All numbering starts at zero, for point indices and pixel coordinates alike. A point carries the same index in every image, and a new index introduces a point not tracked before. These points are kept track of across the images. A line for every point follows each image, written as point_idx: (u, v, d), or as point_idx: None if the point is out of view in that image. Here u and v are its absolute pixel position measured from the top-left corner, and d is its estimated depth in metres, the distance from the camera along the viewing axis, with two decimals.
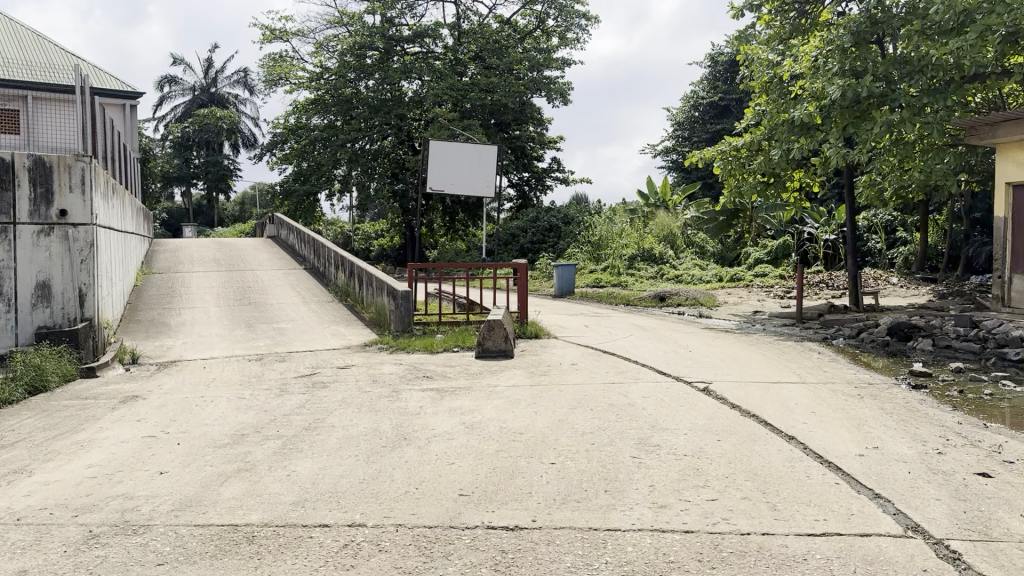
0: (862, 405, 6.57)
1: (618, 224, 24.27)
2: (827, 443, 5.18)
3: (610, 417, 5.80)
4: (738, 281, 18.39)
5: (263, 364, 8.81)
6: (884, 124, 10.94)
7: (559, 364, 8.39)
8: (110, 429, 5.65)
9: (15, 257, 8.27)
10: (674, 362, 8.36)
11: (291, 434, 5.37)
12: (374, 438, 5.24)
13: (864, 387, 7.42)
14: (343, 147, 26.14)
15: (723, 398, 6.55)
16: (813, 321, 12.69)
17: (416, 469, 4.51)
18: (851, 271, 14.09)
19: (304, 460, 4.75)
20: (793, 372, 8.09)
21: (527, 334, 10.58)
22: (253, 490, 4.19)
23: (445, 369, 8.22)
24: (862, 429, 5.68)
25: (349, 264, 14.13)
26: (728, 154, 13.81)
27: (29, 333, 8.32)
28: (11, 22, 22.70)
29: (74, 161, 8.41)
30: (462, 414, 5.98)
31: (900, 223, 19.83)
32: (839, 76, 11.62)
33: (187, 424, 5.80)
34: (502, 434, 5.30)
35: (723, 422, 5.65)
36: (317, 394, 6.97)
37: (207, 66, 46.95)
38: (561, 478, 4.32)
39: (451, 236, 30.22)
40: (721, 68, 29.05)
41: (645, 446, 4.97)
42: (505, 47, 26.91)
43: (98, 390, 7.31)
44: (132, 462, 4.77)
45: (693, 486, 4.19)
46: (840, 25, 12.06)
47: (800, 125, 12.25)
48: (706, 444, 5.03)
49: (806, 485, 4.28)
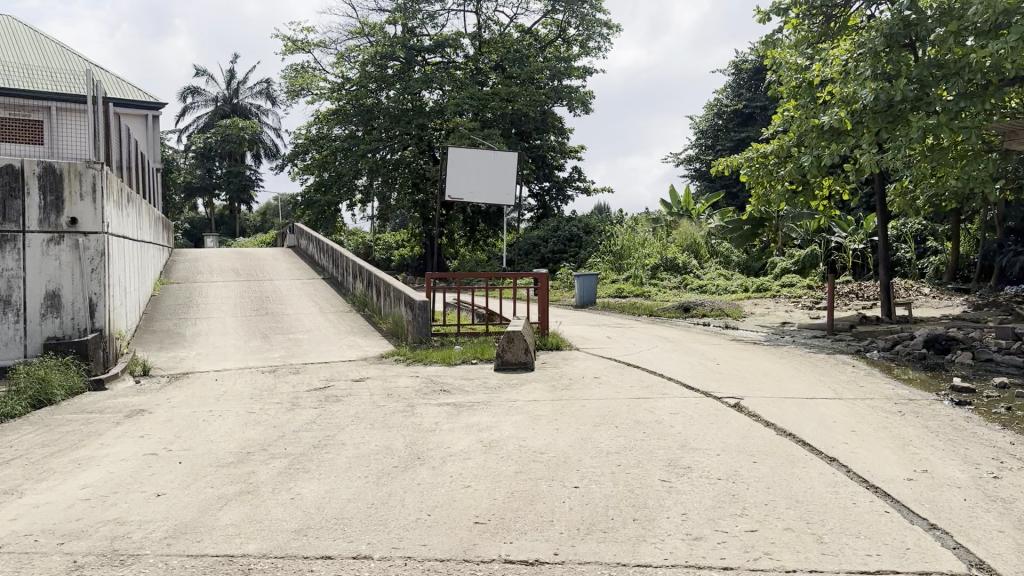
0: (905, 423, 6.18)
1: (641, 233, 23.90)
2: (872, 466, 4.80)
3: (636, 435, 5.46)
4: (765, 291, 17.94)
5: (276, 376, 8.55)
6: (919, 130, 10.52)
7: (582, 377, 8.06)
8: (111, 446, 5.40)
9: (24, 266, 8.09)
10: (701, 376, 7.98)
11: (299, 453, 5.07)
12: (386, 457, 4.95)
13: (904, 403, 7.01)
14: (364, 157, 25.99)
15: (756, 416, 6.18)
16: (845, 333, 12.23)
17: (430, 492, 4.20)
18: (882, 282, 13.63)
19: (311, 481, 4.45)
20: (828, 388, 7.70)
21: (547, 346, 10.25)
22: (255, 514, 3.90)
23: (463, 382, 7.92)
24: (907, 449, 5.30)
25: (368, 273, 13.87)
26: (754, 161, 13.42)
27: (38, 343, 8.13)
28: (37, 35, 22.96)
29: (84, 168, 8.19)
30: (480, 431, 5.67)
31: (931, 232, 19.27)
32: (871, 80, 11.22)
33: (192, 440, 5.54)
34: (521, 454, 4.98)
35: (758, 442, 5.30)
36: (329, 408, 6.68)
37: (230, 77, 47.14)
38: (585, 504, 3.99)
39: (471, 246, 29.98)
40: (746, 76, 28.74)
41: (676, 468, 4.63)
42: (526, 56, 26.81)
43: (105, 404, 7.06)
44: (128, 482, 4.50)
45: (730, 515, 3.84)
46: (872, 27, 11.61)
47: (830, 130, 11.87)
48: (742, 467, 4.68)
49: (853, 514, 3.93)
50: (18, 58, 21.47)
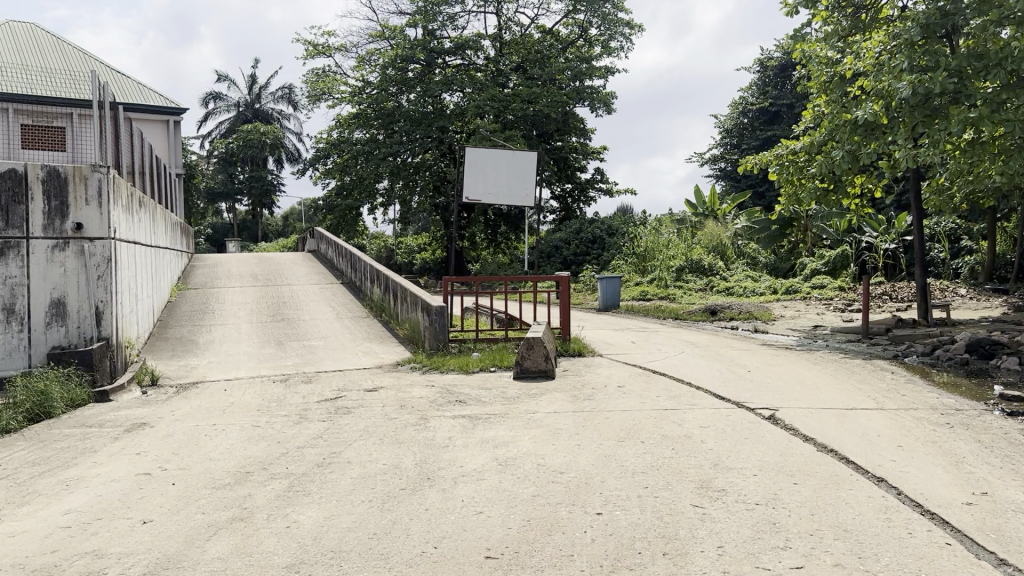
0: (955, 437, 5.71)
1: (665, 235, 23.46)
2: (924, 488, 4.35)
3: (665, 453, 5.05)
4: (794, 293, 17.37)
5: (286, 386, 8.21)
6: (959, 123, 9.96)
7: (604, 386, 7.64)
8: (104, 465, 5.09)
9: (28, 273, 7.81)
10: (732, 385, 7.53)
11: (300, 473, 4.72)
12: (393, 478, 4.58)
13: (951, 414, 6.51)
14: (384, 161, 25.64)
15: (793, 429, 5.74)
16: (881, 338, 11.65)
17: (437, 520, 3.83)
18: (917, 283, 13.04)
19: (310, 506, 4.09)
20: (868, 397, 7.22)
21: (569, 351, 9.87)
22: (244, 547, 3.54)
23: (480, 392, 7.52)
24: (962, 467, 4.84)
25: (386, 279, 13.52)
26: (784, 158, 12.95)
27: (42, 354, 7.85)
28: (61, 42, 23.10)
29: (89, 171, 7.97)
30: (496, 447, 5.29)
31: (966, 230, 18.66)
32: (906, 73, 10.71)
33: (189, 458, 5.21)
34: (538, 474, 4.60)
35: (797, 460, 4.86)
36: (337, 422, 6.32)
37: (252, 83, 47.23)
38: (609, 535, 3.59)
39: (493, 249, 29.67)
40: (772, 74, 28.19)
41: (709, 491, 4.22)
42: (548, 57, 26.45)
43: (106, 417, 6.78)
44: (116, 507, 4.18)
45: (773, 549, 3.44)
46: (907, 18, 11.11)
47: (864, 125, 11.33)
48: (782, 489, 4.26)
49: (910, 547, 3.51)
50: (40, 64, 21.60)
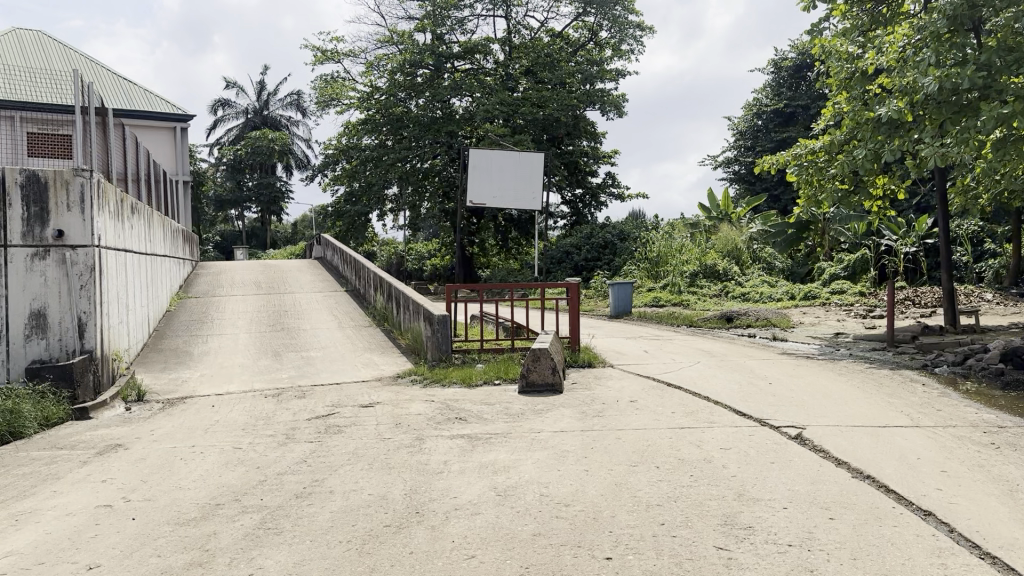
0: (1005, 459, 5.14)
1: (678, 239, 22.92)
2: (981, 525, 3.80)
3: (683, 480, 4.54)
4: (814, 298, 16.80)
5: (278, 402, 7.73)
6: (992, 119, 9.27)
7: (616, 402, 7.11)
8: (64, 494, 4.63)
9: (5, 284, 7.40)
10: (753, 400, 7.00)
11: (275, 506, 4.24)
12: (378, 512, 4.07)
13: (994, 433, 5.94)
14: (393, 166, 25.22)
15: (824, 452, 5.21)
16: (907, 345, 11.08)
17: (423, 566, 3.33)
18: (943, 288, 12.38)
19: (279, 548, 3.61)
20: (900, 412, 6.66)
21: (578, 362, 9.36)
22: None
23: (482, 408, 7.01)
24: (1017, 497, 4.29)
25: (388, 286, 13.04)
26: (803, 158, 12.35)
27: (21, 368, 7.42)
28: (68, 50, 22.96)
29: (71, 176, 7.51)
30: (496, 474, 4.79)
31: (989, 233, 18.10)
32: (932, 67, 10.06)
33: (158, 487, 4.74)
34: (541, 508, 4.09)
35: (832, 490, 4.33)
36: (327, 442, 5.84)
37: (261, 89, 46.95)
38: None
39: (504, 255, 29.16)
40: (786, 74, 27.66)
41: (734, 530, 3.70)
42: (557, 60, 25.90)
43: (81, 438, 6.31)
44: (63, 548, 3.72)
45: None
46: (932, 10, 10.46)
47: (887, 122, 10.73)
48: (817, 527, 3.74)
49: None
50: (46, 71, 21.30)
